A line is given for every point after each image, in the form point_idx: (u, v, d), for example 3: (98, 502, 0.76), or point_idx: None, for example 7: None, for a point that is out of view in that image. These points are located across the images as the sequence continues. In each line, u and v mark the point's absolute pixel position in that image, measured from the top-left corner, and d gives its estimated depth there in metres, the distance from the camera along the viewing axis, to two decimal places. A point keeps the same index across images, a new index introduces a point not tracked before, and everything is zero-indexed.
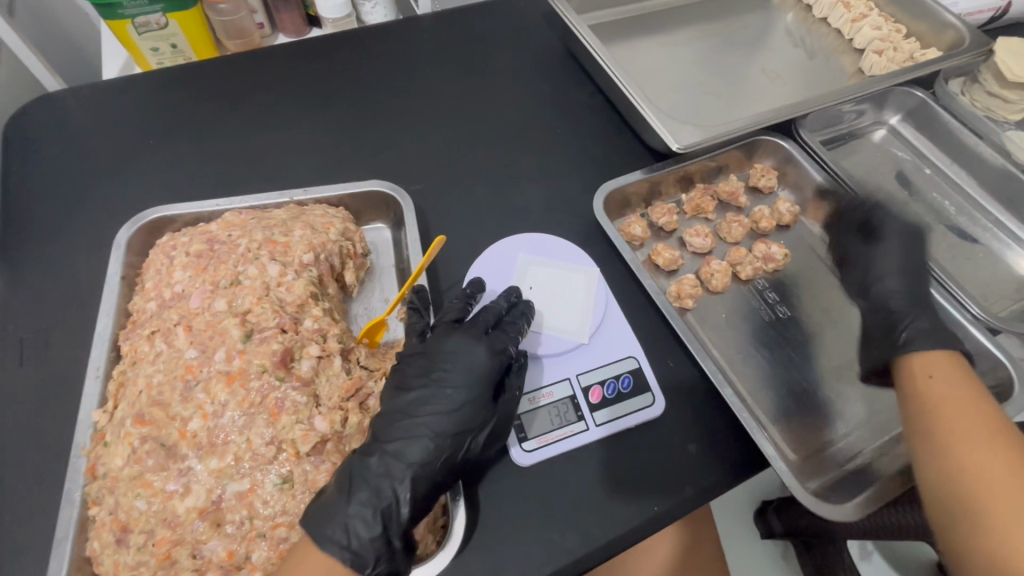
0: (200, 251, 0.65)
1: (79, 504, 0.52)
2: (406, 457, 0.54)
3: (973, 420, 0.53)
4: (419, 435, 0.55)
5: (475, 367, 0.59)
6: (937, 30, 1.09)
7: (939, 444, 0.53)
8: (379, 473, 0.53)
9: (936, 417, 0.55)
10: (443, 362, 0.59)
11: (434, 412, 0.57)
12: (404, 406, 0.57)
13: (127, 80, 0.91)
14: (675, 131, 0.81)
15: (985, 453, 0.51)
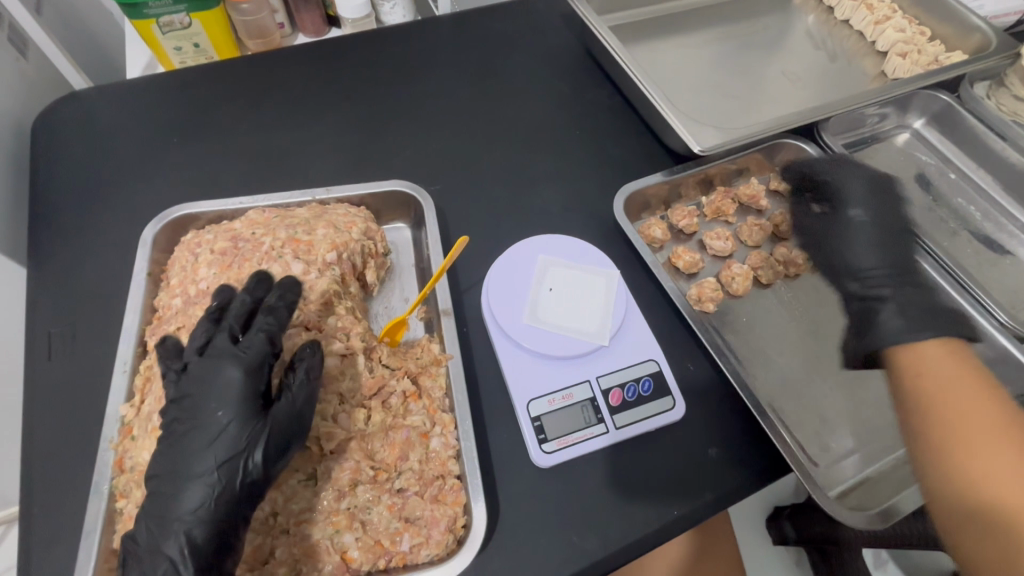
0: (224, 249, 0.65)
1: (107, 496, 0.53)
2: (175, 510, 0.48)
3: (992, 419, 0.46)
4: (182, 489, 0.49)
5: (221, 388, 0.52)
6: (962, 33, 1.07)
7: (959, 455, 0.46)
8: (155, 528, 0.48)
9: (951, 425, 0.47)
10: (188, 411, 0.52)
11: (193, 450, 0.50)
12: (165, 460, 0.51)
13: (151, 78, 0.92)
14: (697, 133, 0.80)
15: (1019, 456, 0.44)
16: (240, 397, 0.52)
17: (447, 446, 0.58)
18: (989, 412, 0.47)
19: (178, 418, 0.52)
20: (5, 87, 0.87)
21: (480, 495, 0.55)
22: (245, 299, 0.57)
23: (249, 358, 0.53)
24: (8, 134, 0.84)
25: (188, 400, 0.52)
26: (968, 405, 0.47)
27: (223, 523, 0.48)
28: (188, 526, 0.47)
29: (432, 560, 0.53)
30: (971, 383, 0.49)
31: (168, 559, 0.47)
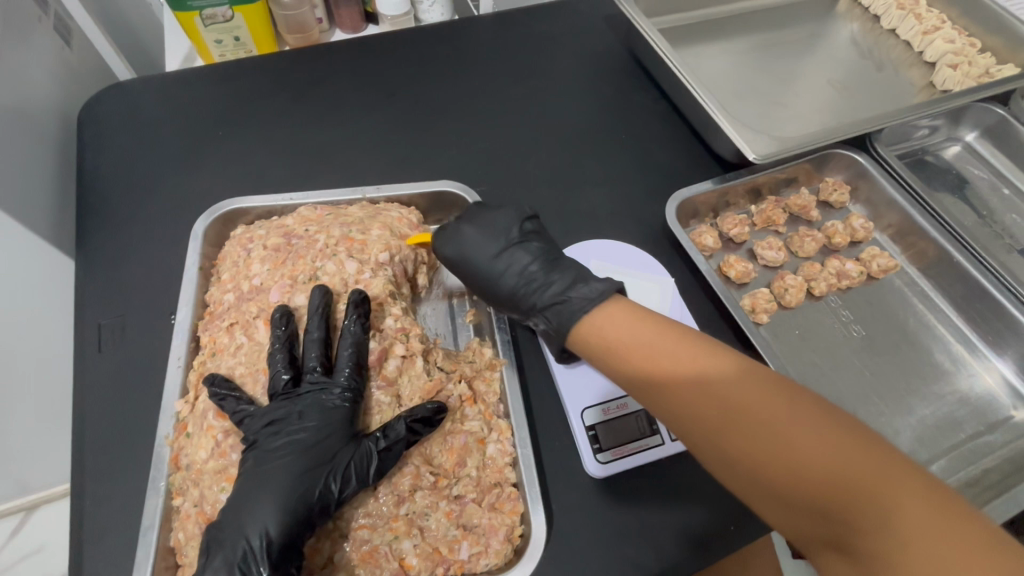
0: (278, 245, 0.65)
1: (164, 493, 0.52)
2: (254, 506, 0.49)
3: (676, 353, 0.49)
4: (268, 485, 0.50)
5: (317, 405, 0.54)
6: (1014, 46, 1.05)
7: (661, 386, 0.48)
8: (234, 517, 0.49)
9: (640, 359, 0.50)
10: (293, 413, 0.53)
11: (281, 450, 0.52)
12: (259, 455, 0.52)
13: (196, 71, 0.92)
14: (752, 141, 0.78)
15: (699, 379, 0.47)
16: (334, 413, 0.54)
17: (504, 452, 0.58)
18: (667, 345, 0.50)
19: (277, 421, 0.53)
20: (51, 76, 0.86)
21: (539, 505, 0.54)
22: (316, 328, 0.57)
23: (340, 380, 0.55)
24: (54, 123, 0.84)
25: (279, 411, 0.53)
26: (674, 343, 0.50)
27: (302, 517, 0.49)
28: (269, 519, 0.48)
29: (491, 569, 0.52)
30: (664, 326, 0.52)
31: (246, 546, 0.47)
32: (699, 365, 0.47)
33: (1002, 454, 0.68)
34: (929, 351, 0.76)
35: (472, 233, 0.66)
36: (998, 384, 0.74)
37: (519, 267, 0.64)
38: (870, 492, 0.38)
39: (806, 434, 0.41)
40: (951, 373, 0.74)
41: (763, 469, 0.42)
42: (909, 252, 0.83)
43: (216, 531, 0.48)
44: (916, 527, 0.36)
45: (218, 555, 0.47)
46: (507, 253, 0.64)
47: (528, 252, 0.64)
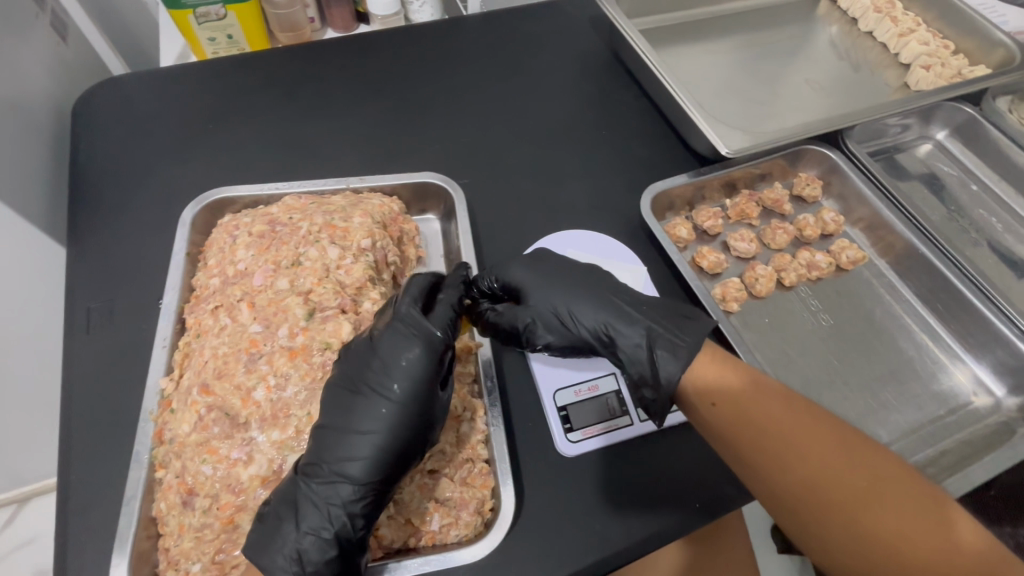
0: (262, 232, 0.67)
1: (148, 465, 0.55)
2: (349, 471, 0.51)
3: (781, 419, 0.49)
4: (359, 450, 0.51)
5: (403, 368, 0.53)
6: (985, 48, 1.08)
7: (766, 454, 0.48)
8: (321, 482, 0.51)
9: (745, 430, 0.49)
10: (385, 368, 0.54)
11: (366, 415, 0.52)
12: (343, 420, 0.52)
13: (188, 67, 0.94)
14: (725, 136, 0.81)
15: (806, 453, 0.47)
16: (426, 377, 0.53)
17: (476, 430, 0.60)
18: (771, 412, 0.49)
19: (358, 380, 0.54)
20: (46, 70, 0.88)
21: (508, 479, 0.57)
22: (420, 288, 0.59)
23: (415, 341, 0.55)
24: (49, 116, 0.86)
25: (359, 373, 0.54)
26: (782, 411, 0.49)
27: (386, 486, 0.52)
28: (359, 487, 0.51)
29: (461, 540, 0.55)
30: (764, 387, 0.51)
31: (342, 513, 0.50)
32: (805, 436, 0.48)
33: (963, 437, 0.71)
34: (896, 340, 0.78)
35: (537, 290, 0.63)
36: (963, 373, 0.77)
37: (597, 320, 0.61)
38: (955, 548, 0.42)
39: (903, 514, 0.44)
40: (916, 361, 0.77)
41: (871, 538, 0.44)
42: (878, 245, 0.86)
43: (307, 490, 0.50)
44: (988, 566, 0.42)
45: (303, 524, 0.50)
46: (564, 304, 0.62)
47: (600, 303, 0.62)
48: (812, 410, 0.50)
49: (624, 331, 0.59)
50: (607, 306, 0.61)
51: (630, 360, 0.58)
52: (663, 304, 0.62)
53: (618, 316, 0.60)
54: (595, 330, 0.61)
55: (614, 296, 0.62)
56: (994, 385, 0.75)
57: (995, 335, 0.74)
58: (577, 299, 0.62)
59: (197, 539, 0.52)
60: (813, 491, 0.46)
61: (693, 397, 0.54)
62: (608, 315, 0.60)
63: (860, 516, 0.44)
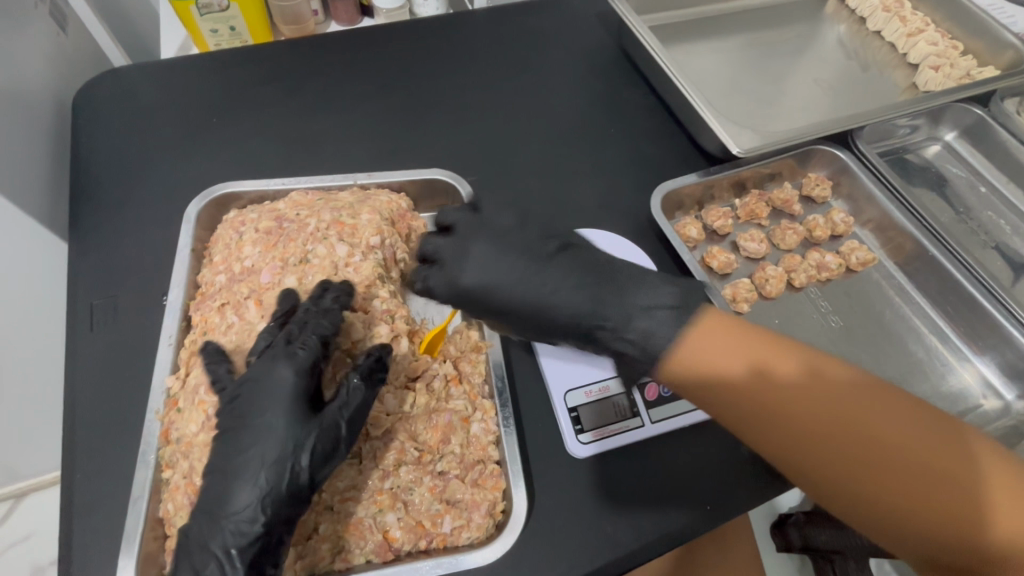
0: (269, 228, 0.66)
1: (154, 465, 0.54)
2: (224, 504, 0.48)
3: (819, 407, 0.46)
4: (238, 480, 0.49)
5: (279, 392, 0.51)
6: (994, 49, 1.08)
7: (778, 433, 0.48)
8: (222, 484, 0.49)
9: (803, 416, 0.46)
10: (254, 404, 0.51)
11: (246, 451, 0.50)
12: (227, 460, 0.50)
13: (192, 59, 0.93)
14: (736, 135, 0.80)
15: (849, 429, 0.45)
16: (299, 391, 0.51)
17: (487, 431, 0.60)
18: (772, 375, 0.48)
19: (243, 408, 0.51)
20: (47, 61, 0.86)
21: (520, 482, 0.56)
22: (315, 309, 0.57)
23: (302, 360, 0.52)
24: (50, 109, 0.85)
25: (246, 394, 0.51)
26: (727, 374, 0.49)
27: (276, 512, 0.49)
28: (255, 494, 0.48)
29: (472, 543, 0.54)
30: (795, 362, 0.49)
31: (221, 552, 0.47)
32: (876, 443, 0.44)
33: None
34: (905, 342, 0.78)
35: (506, 284, 0.57)
36: (970, 375, 0.76)
37: (572, 299, 0.57)
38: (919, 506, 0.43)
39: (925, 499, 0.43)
40: (925, 363, 0.77)
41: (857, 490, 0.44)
42: (888, 246, 0.85)
43: (187, 538, 0.48)
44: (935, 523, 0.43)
45: (216, 531, 0.48)
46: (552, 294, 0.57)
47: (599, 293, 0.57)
48: (857, 406, 0.46)
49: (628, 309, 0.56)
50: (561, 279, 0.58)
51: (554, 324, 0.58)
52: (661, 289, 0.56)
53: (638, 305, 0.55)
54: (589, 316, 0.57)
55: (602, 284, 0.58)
56: (1002, 387, 0.75)
57: (1005, 338, 0.74)
58: (548, 284, 0.57)
59: None
60: (893, 470, 0.43)
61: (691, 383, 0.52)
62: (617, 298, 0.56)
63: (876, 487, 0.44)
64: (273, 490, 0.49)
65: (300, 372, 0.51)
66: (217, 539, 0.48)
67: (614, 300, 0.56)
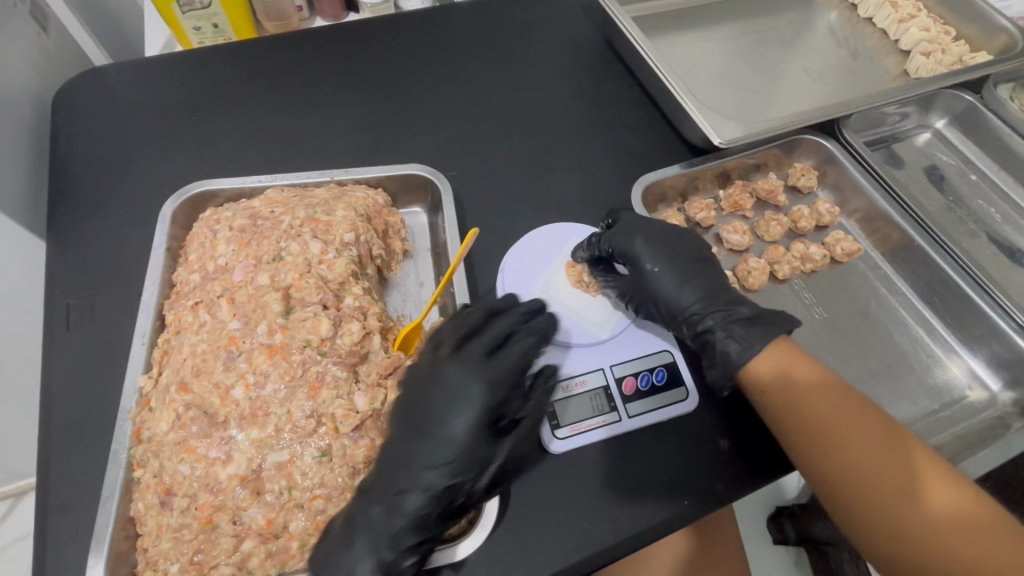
0: (243, 226, 0.66)
1: (125, 465, 0.54)
2: (399, 510, 0.52)
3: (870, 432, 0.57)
4: (408, 490, 0.52)
5: (474, 400, 0.55)
6: (987, 33, 1.06)
7: (818, 445, 0.57)
8: (391, 493, 0.52)
9: (839, 447, 0.57)
10: (458, 416, 0.55)
11: (422, 465, 0.53)
12: (395, 472, 0.53)
13: (172, 57, 0.92)
14: (717, 125, 0.79)
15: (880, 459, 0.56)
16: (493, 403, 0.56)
17: None
18: (844, 416, 0.58)
19: (424, 423, 0.55)
20: (28, 63, 0.86)
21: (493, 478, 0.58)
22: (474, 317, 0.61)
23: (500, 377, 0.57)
24: (29, 109, 0.84)
25: (438, 406, 0.55)
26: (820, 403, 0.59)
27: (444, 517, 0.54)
28: (428, 504, 0.52)
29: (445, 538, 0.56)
30: (832, 381, 0.61)
31: (395, 555, 0.51)
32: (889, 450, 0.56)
33: (957, 431, 0.70)
34: (890, 333, 0.77)
35: (653, 268, 0.68)
36: (957, 366, 0.75)
37: (690, 294, 0.67)
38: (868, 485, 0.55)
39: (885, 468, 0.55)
40: (911, 355, 0.76)
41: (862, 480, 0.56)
42: (874, 237, 0.84)
43: (352, 543, 0.50)
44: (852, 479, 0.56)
45: (385, 537, 0.51)
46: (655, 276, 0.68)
47: (691, 288, 0.67)
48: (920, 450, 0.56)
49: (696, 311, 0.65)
50: (669, 278, 0.68)
51: (638, 301, 0.69)
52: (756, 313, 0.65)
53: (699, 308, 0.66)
54: (684, 307, 0.66)
55: (701, 291, 0.67)
56: (989, 378, 0.74)
57: (992, 329, 0.73)
58: (655, 269, 0.68)
59: (174, 539, 0.51)
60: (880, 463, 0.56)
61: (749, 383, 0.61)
62: (703, 298, 0.66)
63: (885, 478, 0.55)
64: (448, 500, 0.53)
65: (490, 385, 0.56)
66: (394, 545, 0.51)
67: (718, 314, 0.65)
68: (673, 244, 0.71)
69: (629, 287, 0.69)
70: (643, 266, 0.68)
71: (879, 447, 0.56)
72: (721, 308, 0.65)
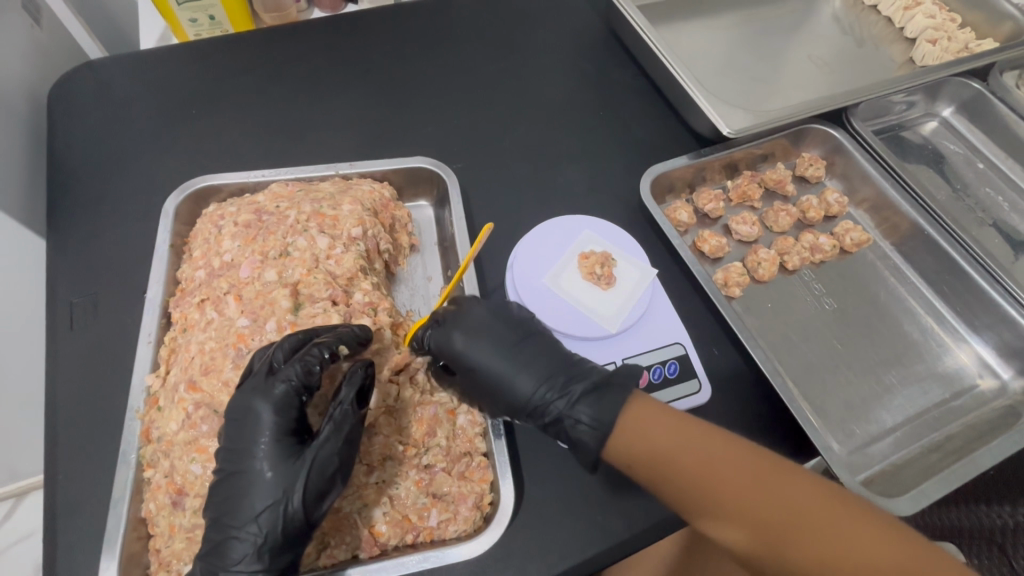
0: (248, 222, 0.64)
1: (135, 465, 0.53)
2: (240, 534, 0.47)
3: (750, 472, 0.48)
4: (247, 517, 0.47)
5: (255, 423, 0.49)
6: (993, 20, 1.05)
7: (695, 497, 0.49)
8: (227, 523, 0.48)
9: (699, 494, 0.48)
10: (245, 451, 0.48)
11: (247, 495, 0.48)
12: (229, 501, 0.48)
13: (169, 49, 0.90)
14: (726, 116, 0.78)
15: (763, 502, 0.47)
16: (279, 430, 0.49)
17: (474, 423, 0.59)
18: (713, 452, 0.50)
19: (236, 455, 0.49)
20: (22, 56, 0.84)
21: (507, 473, 0.56)
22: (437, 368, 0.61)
23: (280, 393, 0.49)
24: (24, 104, 0.82)
25: (229, 437, 0.49)
26: (686, 446, 0.50)
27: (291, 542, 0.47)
28: (262, 531, 0.47)
29: (460, 535, 0.54)
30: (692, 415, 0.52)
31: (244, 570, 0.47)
32: (781, 490, 0.47)
33: (967, 421, 0.70)
34: (900, 323, 0.77)
35: (491, 365, 0.57)
36: (966, 354, 0.75)
37: (535, 378, 0.56)
38: (771, 533, 0.47)
39: (771, 509, 0.47)
40: (921, 344, 0.75)
41: (752, 531, 0.47)
42: (883, 226, 0.84)
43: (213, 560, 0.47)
44: (754, 533, 0.47)
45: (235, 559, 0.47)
46: (490, 374, 0.57)
47: (523, 372, 0.57)
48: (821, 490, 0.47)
49: (545, 407, 0.55)
50: (508, 356, 0.57)
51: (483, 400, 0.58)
52: (605, 387, 0.55)
53: (550, 396, 0.55)
54: (529, 396, 0.56)
55: (554, 367, 0.57)
56: (999, 367, 0.74)
57: (1002, 317, 0.72)
58: (484, 365, 0.57)
59: (188, 540, 0.51)
60: (781, 515, 0.46)
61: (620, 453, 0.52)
62: (554, 383, 0.56)
63: (777, 523, 0.46)
64: (270, 534, 0.47)
65: (275, 405, 0.49)
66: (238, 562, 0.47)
67: (573, 399, 0.55)
68: (487, 318, 0.59)
69: (468, 383, 0.58)
70: (470, 360, 0.58)
71: (760, 486, 0.48)
72: (573, 388, 0.55)
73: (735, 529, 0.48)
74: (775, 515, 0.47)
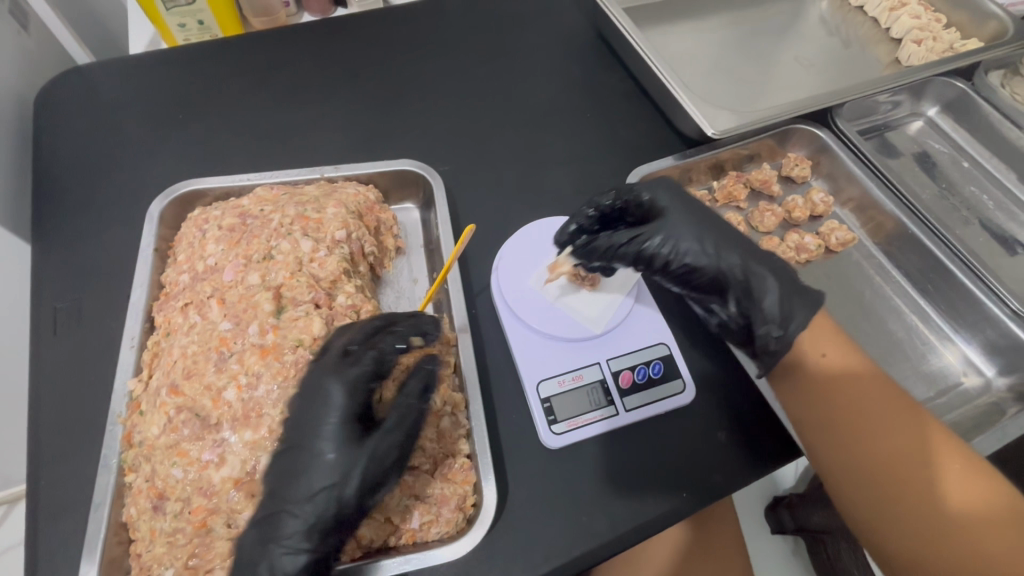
0: (232, 225, 0.65)
1: (116, 470, 0.53)
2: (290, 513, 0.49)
3: (887, 425, 0.57)
4: (303, 499, 0.49)
5: (326, 403, 0.51)
6: (978, 20, 1.06)
7: (840, 438, 0.58)
8: (275, 504, 0.50)
9: (850, 431, 0.58)
10: (307, 431, 0.51)
11: (304, 475, 0.50)
12: (279, 483, 0.50)
13: (157, 54, 0.90)
14: (710, 116, 0.79)
15: (898, 453, 0.56)
16: (346, 414, 0.51)
17: (458, 425, 0.59)
18: (877, 403, 0.59)
19: (297, 433, 0.51)
20: (9, 62, 0.84)
21: (490, 475, 0.56)
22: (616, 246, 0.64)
23: (353, 375, 0.52)
24: (11, 110, 0.82)
25: (298, 412, 0.52)
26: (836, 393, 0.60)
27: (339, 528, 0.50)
28: (314, 510, 0.49)
29: (442, 538, 0.54)
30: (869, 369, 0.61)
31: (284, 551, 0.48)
32: (886, 441, 0.56)
33: (952, 418, 0.70)
34: (885, 323, 0.77)
35: (684, 232, 0.63)
36: (952, 353, 0.76)
37: (699, 241, 0.63)
38: (881, 476, 0.56)
39: (898, 457, 0.56)
40: (906, 343, 0.76)
41: (865, 471, 0.56)
42: (868, 225, 0.84)
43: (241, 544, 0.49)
44: (855, 472, 0.57)
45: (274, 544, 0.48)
46: (683, 237, 0.63)
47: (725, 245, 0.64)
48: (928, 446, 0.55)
49: (761, 283, 0.62)
50: (711, 230, 0.65)
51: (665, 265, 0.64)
52: (779, 267, 0.65)
53: (733, 267, 0.63)
54: (732, 269, 0.63)
55: (729, 241, 0.65)
56: (984, 365, 0.74)
57: (986, 315, 0.73)
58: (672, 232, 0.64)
59: (168, 545, 0.50)
60: (881, 460, 0.56)
61: (807, 349, 0.62)
62: (749, 258, 0.64)
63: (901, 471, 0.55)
64: (319, 516, 0.49)
65: (343, 388, 0.52)
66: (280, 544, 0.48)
67: (762, 274, 0.63)
68: (691, 202, 0.66)
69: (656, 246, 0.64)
70: (668, 224, 0.64)
71: (887, 436, 0.57)
72: (784, 274, 0.64)
73: (856, 471, 0.57)
74: (886, 458, 0.56)
